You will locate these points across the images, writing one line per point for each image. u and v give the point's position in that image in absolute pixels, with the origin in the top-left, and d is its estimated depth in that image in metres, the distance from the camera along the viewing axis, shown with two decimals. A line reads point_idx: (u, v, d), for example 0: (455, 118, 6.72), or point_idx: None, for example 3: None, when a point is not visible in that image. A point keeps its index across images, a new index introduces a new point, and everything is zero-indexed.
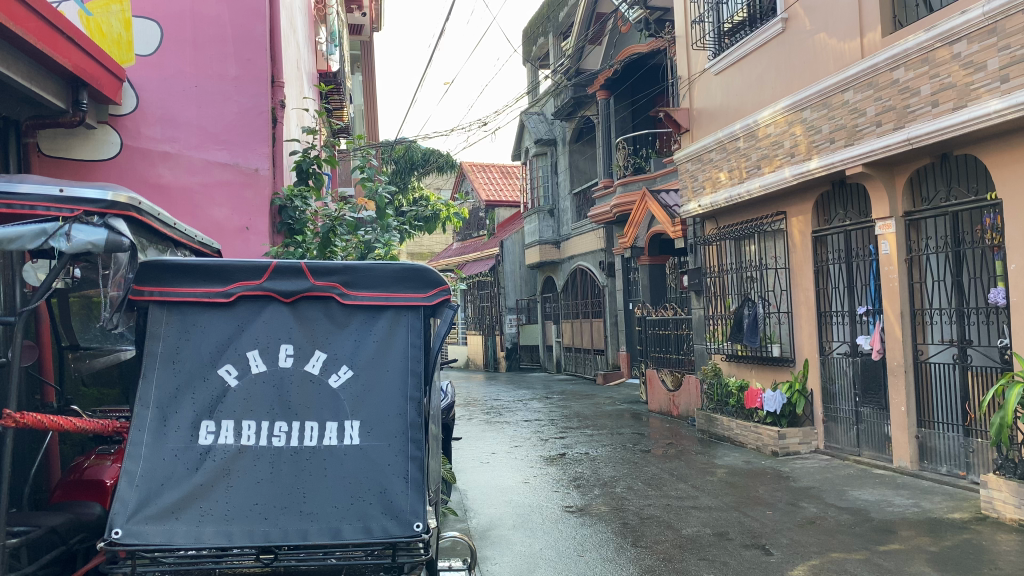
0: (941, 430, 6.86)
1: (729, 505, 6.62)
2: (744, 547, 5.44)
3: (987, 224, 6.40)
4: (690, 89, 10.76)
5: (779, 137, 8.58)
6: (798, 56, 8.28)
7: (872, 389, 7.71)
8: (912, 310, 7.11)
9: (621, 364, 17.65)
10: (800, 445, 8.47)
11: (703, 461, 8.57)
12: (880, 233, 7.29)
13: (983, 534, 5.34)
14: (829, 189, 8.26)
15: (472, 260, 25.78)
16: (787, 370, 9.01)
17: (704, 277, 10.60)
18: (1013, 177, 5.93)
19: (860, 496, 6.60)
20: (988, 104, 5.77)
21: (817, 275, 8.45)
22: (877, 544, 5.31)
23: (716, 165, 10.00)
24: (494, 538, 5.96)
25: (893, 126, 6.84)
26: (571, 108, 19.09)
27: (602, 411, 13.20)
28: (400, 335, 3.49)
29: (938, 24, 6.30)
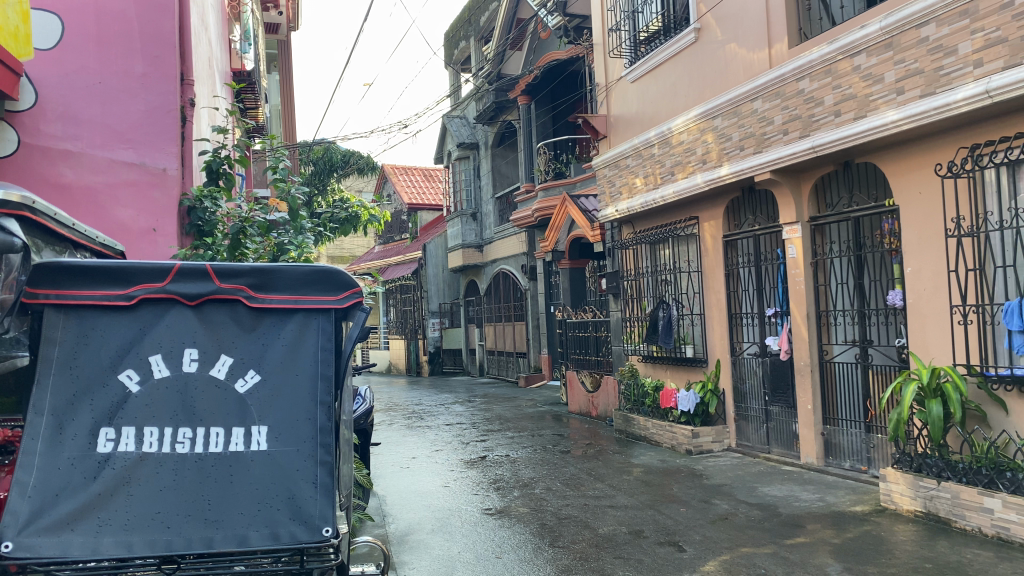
0: (845, 427, 7.15)
1: (644, 504, 6.76)
2: (658, 545, 5.56)
3: (886, 229, 6.70)
4: (607, 96, 10.95)
5: (691, 144, 8.81)
6: (710, 65, 8.52)
7: (781, 388, 7.98)
8: (817, 311, 7.39)
9: (543, 366, 17.81)
10: (713, 443, 8.71)
11: (620, 460, 8.72)
12: (788, 237, 7.55)
13: (882, 525, 5.59)
14: (739, 195, 8.54)
15: (394, 265, 25.59)
16: (699, 370, 9.26)
17: (622, 280, 10.79)
18: (909, 186, 6.23)
19: (770, 492, 6.82)
20: (885, 115, 6.05)
21: (728, 278, 8.71)
22: (784, 538, 5.50)
23: (632, 171, 10.20)
24: (412, 543, 5.92)
25: (798, 134, 7.10)
26: (492, 112, 19.20)
27: (524, 414, 13.30)
28: (310, 338, 3.44)
29: (840, 37, 6.57)
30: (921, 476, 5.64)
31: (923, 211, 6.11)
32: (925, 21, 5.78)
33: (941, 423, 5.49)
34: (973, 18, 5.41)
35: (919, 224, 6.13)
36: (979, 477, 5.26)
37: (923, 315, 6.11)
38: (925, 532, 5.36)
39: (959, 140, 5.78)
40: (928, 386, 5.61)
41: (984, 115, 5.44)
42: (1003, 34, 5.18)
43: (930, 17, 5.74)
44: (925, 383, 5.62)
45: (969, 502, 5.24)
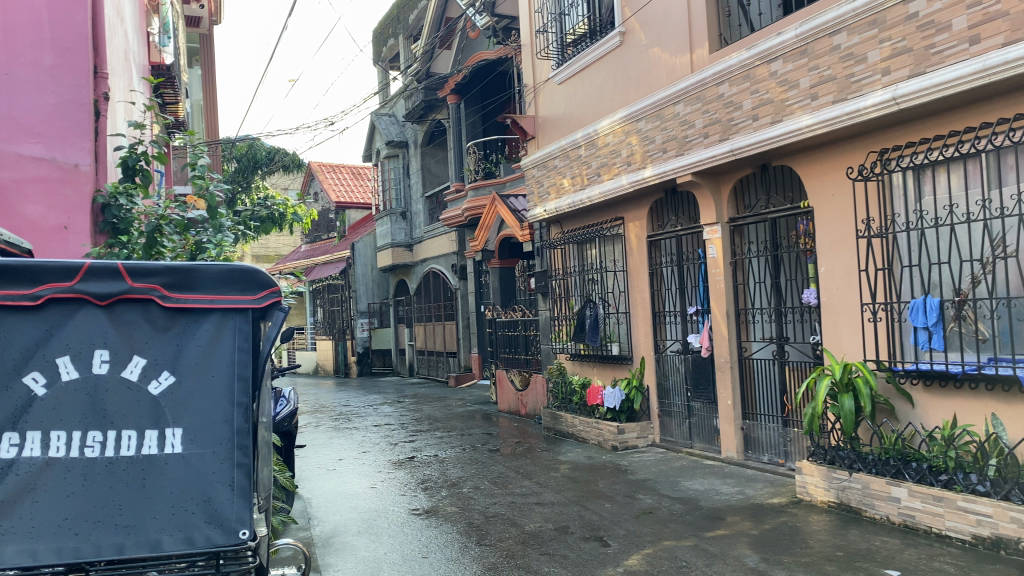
0: (763, 421, 7.38)
1: (570, 500, 6.83)
2: (582, 540, 5.64)
3: (801, 230, 6.95)
4: (535, 97, 11.03)
5: (616, 146, 8.95)
6: (634, 69, 8.67)
7: (703, 385, 8.18)
8: (736, 310, 7.59)
9: (473, 365, 17.84)
10: (638, 439, 8.87)
11: (547, 458, 8.80)
12: (708, 237, 7.76)
13: (797, 516, 5.78)
14: (662, 196, 8.70)
15: (321, 264, 25.20)
16: (625, 368, 9.42)
17: (550, 279, 10.89)
18: (821, 188, 6.47)
19: (692, 486, 6.98)
20: (800, 119, 6.25)
21: (652, 277, 8.88)
22: (705, 531, 5.65)
23: (559, 172, 10.29)
24: (338, 544, 5.86)
25: (718, 138, 7.29)
26: (422, 110, 19.14)
27: (453, 413, 13.29)
28: (226, 338, 3.38)
29: (757, 44, 6.76)
30: (834, 468, 5.86)
31: (835, 213, 6.34)
32: (837, 29, 6.00)
33: (852, 416, 5.72)
34: (881, 27, 5.64)
35: (832, 225, 6.36)
36: (887, 467, 5.49)
37: (836, 312, 6.35)
38: (837, 521, 5.57)
39: (869, 145, 6.01)
40: (841, 381, 5.81)
41: (891, 121, 5.68)
42: (908, 44, 5.42)
43: (842, 26, 5.96)
44: (837, 378, 5.82)
45: (878, 491, 5.46)
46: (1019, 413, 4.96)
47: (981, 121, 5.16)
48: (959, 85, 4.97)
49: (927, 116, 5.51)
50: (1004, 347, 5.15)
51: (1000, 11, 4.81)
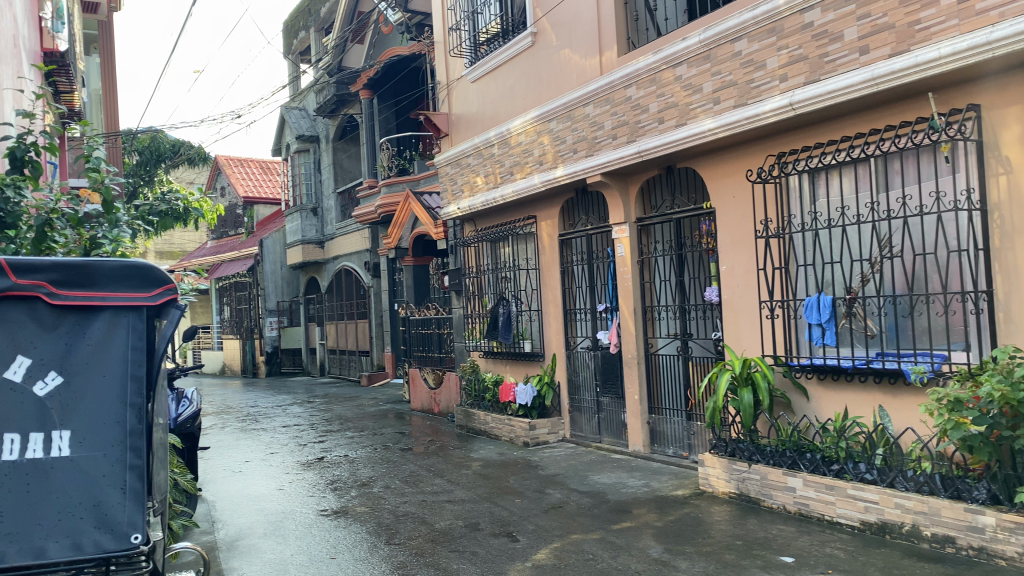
0: (668, 415, 7.58)
1: (481, 497, 6.87)
2: (492, 536, 5.67)
3: (704, 231, 7.18)
4: (448, 94, 11.00)
5: (528, 145, 9.02)
6: (546, 69, 8.76)
7: (611, 380, 8.35)
8: (643, 307, 7.78)
9: (385, 364, 17.67)
10: (549, 435, 8.98)
11: (459, 455, 8.82)
12: (617, 237, 7.91)
13: (700, 507, 5.96)
14: (573, 196, 8.82)
15: (228, 261, 24.49)
16: (537, 364, 9.53)
17: (463, 277, 10.90)
18: (722, 190, 6.69)
19: (600, 480, 7.12)
20: (703, 123, 6.45)
21: (563, 275, 8.99)
22: (611, 524, 5.76)
23: (473, 170, 10.30)
24: (243, 547, 5.73)
25: (626, 139, 7.44)
26: (333, 105, 18.87)
27: (365, 412, 13.15)
28: (119, 336, 3.39)
29: (663, 48, 6.93)
30: (734, 460, 6.06)
31: (736, 213, 6.55)
32: (738, 36, 6.20)
33: (751, 409, 5.93)
34: (779, 36, 5.86)
35: (733, 226, 6.58)
36: (783, 458, 5.72)
37: (736, 310, 6.57)
38: (737, 511, 5.77)
39: (768, 148, 6.24)
40: (740, 375, 6.02)
41: (788, 126, 5.92)
42: (804, 52, 5.66)
43: (742, 33, 6.17)
44: (737, 372, 6.02)
45: (775, 482, 5.68)
46: (903, 404, 5.25)
47: (870, 128, 5.43)
48: (849, 93, 5.23)
49: (822, 122, 5.76)
50: (890, 342, 5.44)
51: (887, 24, 5.08)
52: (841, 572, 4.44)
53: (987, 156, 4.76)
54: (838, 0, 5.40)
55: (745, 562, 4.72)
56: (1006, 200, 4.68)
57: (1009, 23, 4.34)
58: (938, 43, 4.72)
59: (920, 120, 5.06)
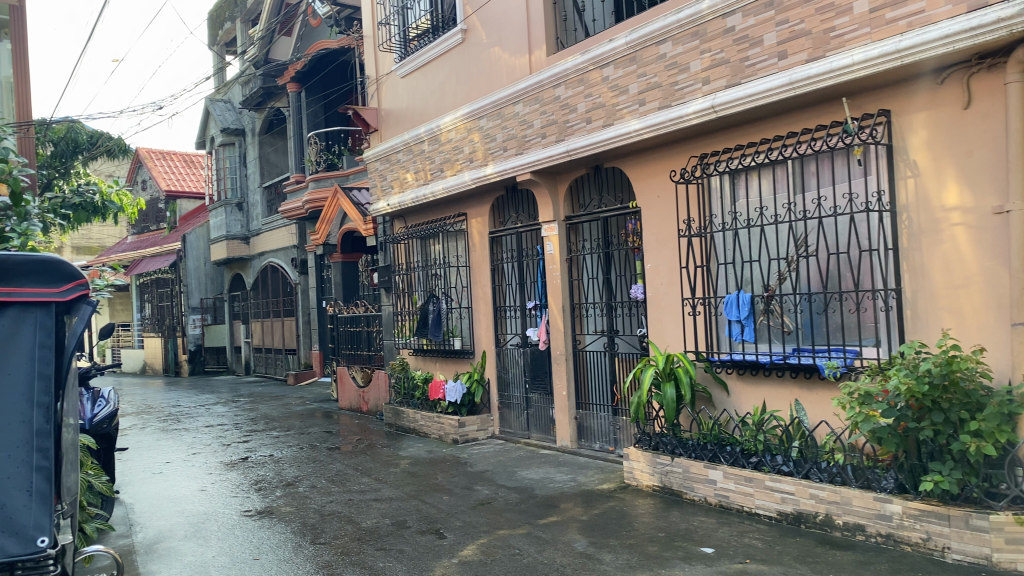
0: (595, 411, 7.69)
1: (409, 494, 6.84)
2: (419, 534, 5.66)
3: (630, 229, 7.30)
4: (378, 89, 10.90)
5: (458, 142, 9.02)
6: (475, 67, 8.77)
7: (540, 376, 8.43)
8: (571, 304, 7.86)
9: (313, 362, 17.40)
10: (478, 432, 9.01)
11: (387, 453, 8.76)
12: (546, 235, 7.98)
13: (625, 500, 6.07)
14: (503, 193, 8.84)
15: (149, 257, 23.74)
16: (466, 362, 9.54)
17: (393, 274, 10.82)
18: (647, 190, 6.81)
19: (528, 475, 7.18)
20: (629, 123, 6.56)
21: (493, 272, 9.02)
22: (538, 518, 5.82)
23: (402, 166, 10.22)
24: (162, 550, 5.59)
25: (555, 138, 7.51)
26: (260, 98, 18.49)
27: (292, 412, 12.93)
28: (26, 333, 3.41)
29: (591, 49, 7.02)
30: (658, 454, 6.19)
31: (661, 213, 6.68)
32: (663, 39, 6.32)
33: (674, 404, 6.06)
34: (702, 39, 5.99)
35: (657, 224, 6.71)
36: (705, 451, 5.87)
37: (661, 307, 6.70)
38: (660, 504, 5.90)
39: (692, 149, 6.38)
40: (664, 370, 6.16)
41: (710, 128, 6.06)
42: (726, 56, 5.80)
43: (668, 36, 6.28)
44: (661, 367, 6.16)
45: (697, 475, 5.82)
46: (818, 398, 5.43)
47: (788, 131, 5.61)
48: (768, 97, 5.39)
49: (743, 124, 5.92)
50: (806, 338, 5.63)
51: (804, 30, 5.25)
52: (758, 561, 4.58)
53: (897, 160, 4.97)
54: (758, 6, 5.55)
55: (667, 554, 4.82)
56: (913, 203, 4.90)
57: (917, 32, 4.54)
58: (851, 50, 4.90)
59: (835, 124, 5.25)
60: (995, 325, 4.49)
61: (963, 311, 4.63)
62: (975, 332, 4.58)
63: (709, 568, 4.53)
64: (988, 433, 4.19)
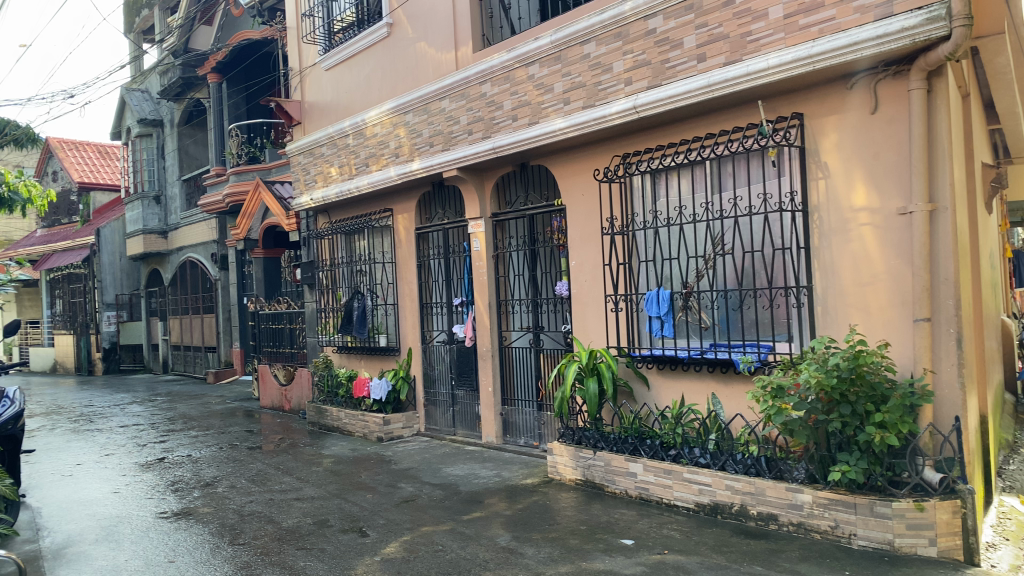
0: (520, 406, 7.75)
1: (332, 493, 6.77)
2: (341, 532, 5.61)
3: (555, 226, 7.36)
4: (301, 81, 10.71)
5: (384, 137, 8.93)
6: (401, 61, 8.71)
7: (466, 373, 8.44)
8: (497, 301, 7.90)
9: (234, 360, 17.01)
10: (403, 429, 8.98)
11: (310, 452, 8.65)
12: (472, 231, 8.00)
13: (548, 494, 6.13)
14: (429, 190, 8.81)
15: (60, 251, 22.80)
16: (392, 359, 9.46)
17: (317, 270, 10.68)
18: (572, 188, 6.89)
19: (452, 472, 7.18)
20: (554, 122, 6.62)
21: (419, 269, 8.97)
22: (461, 514, 5.83)
23: (327, 160, 10.07)
24: (71, 555, 5.38)
25: (481, 135, 7.51)
26: (179, 88, 17.96)
27: (211, 411, 12.62)
28: None
29: (516, 47, 7.06)
30: (581, 448, 6.27)
31: (584, 211, 6.76)
32: (587, 39, 6.40)
33: (596, 398, 6.15)
34: (625, 40, 6.09)
35: (581, 221, 6.79)
36: (626, 445, 5.98)
37: (585, 304, 6.79)
38: (583, 498, 5.98)
39: (615, 149, 6.48)
40: (587, 365, 6.25)
41: (632, 128, 6.17)
42: (647, 58, 5.91)
43: (591, 36, 6.36)
44: (584, 362, 6.25)
45: (618, 468, 5.92)
46: (734, 392, 5.59)
47: (707, 132, 5.75)
48: (687, 99, 5.51)
49: (664, 124, 6.04)
50: (722, 334, 5.79)
51: (722, 34, 5.39)
52: (676, 552, 4.69)
53: (809, 162, 5.15)
54: (678, 9, 5.67)
55: (588, 546, 4.90)
56: (824, 203, 5.08)
57: (828, 39, 4.71)
58: (766, 54, 5.06)
59: (750, 126, 5.40)
60: (899, 320, 4.70)
61: (870, 307, 4.83)
62: (881, 327, 4.79)
63: (629, 559, 4.62)
64: (892, 425, 4.39)
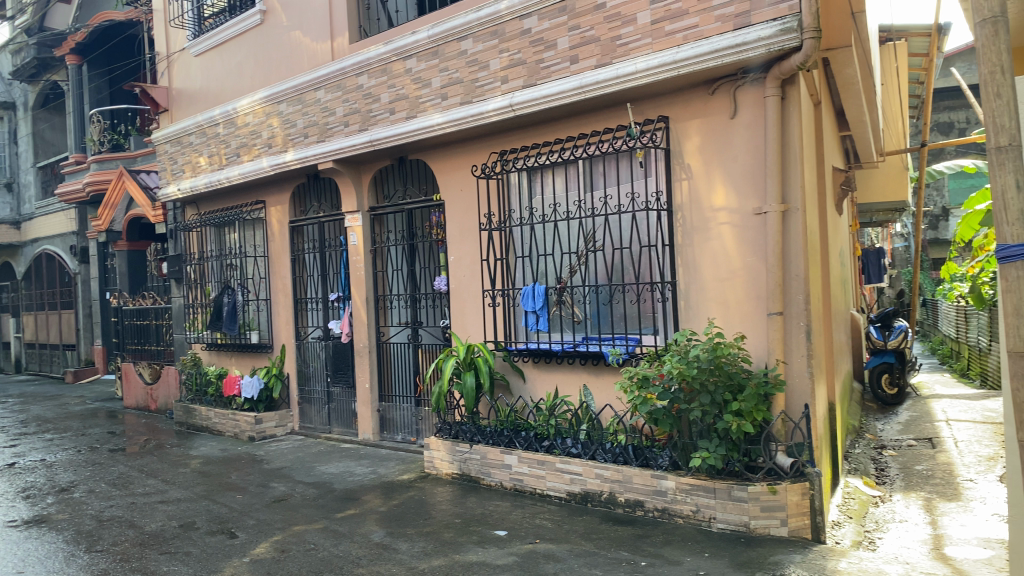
0: (397, 402, 7.72)
1: (199, 495, 6.54)
2: (209, 535, 5.43)
3: (434, 222, 7.38)
4: (168, 67, 10.26)
5: (256, 127, 8.67)
6: (274, 50, 8.49)
7: (341, 369, 8.34)
8: (375, 296, 7.83)
9: (95, 359, 16.10)
10: (276, 428, 8.78)
11: (177, 453, 8.31)
12: (349, 225, 7.89)
13: (424, 489, 6.14)
14: (304, 181, 8.62)
15: None
16: (264, 356, 9.20)
17: (184, 264, 10.27)
18: (450, 183, 6.92)
19: (327, 470, 7.07)
20: (432, 117, 6.62)
21: (293, 263, 8.77)
22: (335, 512, 5.76)
23: (195, 149, 9.67)
24: None
25: (357, 127, 7.42)
26: (34, 68, 16.80)
27: (69, 412, 11.92)
28: None
29: (393, 40, 7.01)
30: (457, 442, 6.32)
31: (462, 206, 6.80)
32: (464, 35, 6.43)
33: (473, 392, 6.20)
34: (501, 39, 6.16)
35: (459, 217, 6.83)
36: (501, 438, 6.07)
37: (463, 298, 6.83)
38: (458, 491, 6.03)
39: (492, 146, 6.54)
40: (464, 360, 6.29)
41: (509, 125, 6.25)
42: (522, 57, 6.00)
43: (468, 33, 6.39)
44: (461, 357, 6.29)
45: (494, 461, 6.01)
46: (604, 383, 5.76)
47: (580, 131, 5.90)
48: (560, 99, 5.63)
49: (539, 122, 6.15)
50: (594, 328, 5.96)
51: (593, 36, 5.54)
52: (547, 541, 4.81)
53: (673, 163, 5.37)
54: (552, 10, 5.78)
55: (462, 539, 4.94)
56: (687, 203, 5.31)
57: (692, 45, 4.92)
58: (635, 58, 5.24)
59: (620, 128, 5.58)
60: (755, 314, 4.96)
61: (728, 302, 5.09)
62: (738, 321, 5.05)
63: (501, 550, 4.70)
64: (747, 413, 4.64)
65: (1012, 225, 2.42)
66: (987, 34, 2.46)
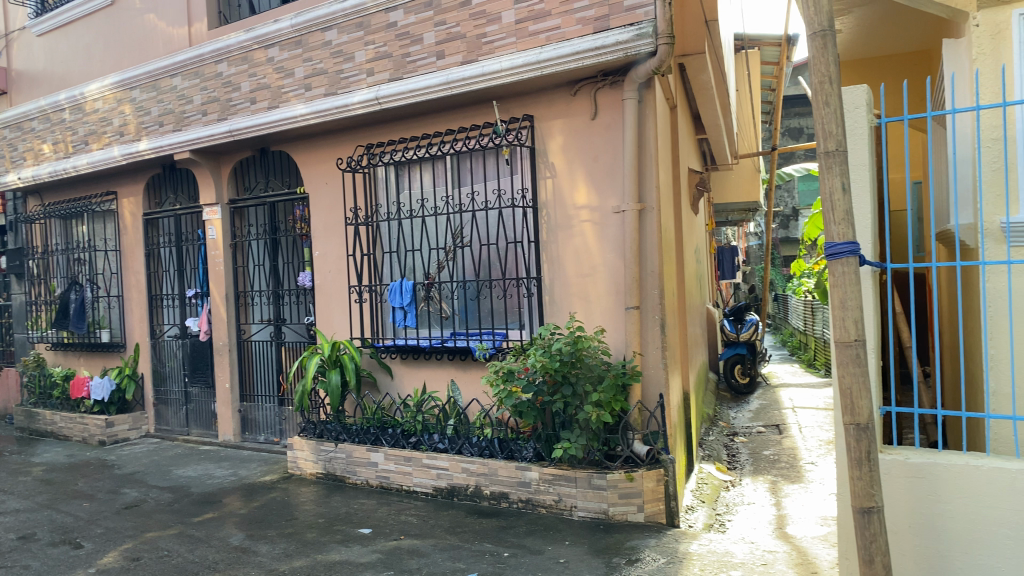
0: (260, 402, 7.51)
1: (40, 504, 6.13)
2: (51, 546, 5.11)
3: (298, 215, 7.21)
4: (6, 47, 9.55)
5: (106, 113, 8.18)
6: (126, 32, 8.05)
7: (200, 369, 8.03)
8: (236, 292, 7.58)
9: None
10: (129, 431, 8.34)
11: (17, 461, 7.75)
12: (207, 219, 7.59)
13: (287, 490, 6.01)
14: (159, 172, 8.20)
15: None
16: (116, 356, 8.70)
17: (26, 258, 9.59)
18: (314, 176, 6.77)
19: (183, 473, 6.78)
20: (294, 108, 6.45)
21: (148, 257, 8.35)
22: (192, 516, 5.54)
23: (38, 136, 9.03)
24: None
25: (216, 116, 7.14)
26: None
27: None
28: None
29: (254, 27, 6.79)
30: (322, 441, 6.20)
31: (327, 200, 6.68)
32: (328, 26, 6.31)
33: (339, 390, 6.09)
34: (366, 31, 6.08)
35: (324, 211, 6.69)
36: (367, 436, 6.01)
37: (328, 294, 6.70)
38: (323, 491, 5.93)
39: (358, 139, 6.45)
40: (330, 357, 6.18)
41: (375, 119, 6.18)
42: (388, 50, 5.95)
43: (332, 24, 6.28)
44: (326, 355, 6.17)
45: (359, 459, 5.94)
46: (470, 378, 5.80)
47: (447, 127, 5.91)
48: (427, 95, 5.62)
49: (404, 117, 6.11)
50: (461, 323, 6.00)
51: (459, 33, 5.56)
52: (411, 537, 4.80)
53: (538, 162, 5.47)
54: (418, 5, 5.78)
55: (325, 539, 4.87)
56: (551, 200, 5.42)
57: (554, 46, 5.02)
58: (500, 57, 5.29)
59: (486, 125, 5.63)
60: (614, 308, 5.13)
61: (589, 297, 5.25)
62: (598, 315, 5.21)
63: (365, 547, 4.66)
64: (606, 403, 4.79)
65: (839, 224, 2.62)
66: (816, 47, 2.63)
